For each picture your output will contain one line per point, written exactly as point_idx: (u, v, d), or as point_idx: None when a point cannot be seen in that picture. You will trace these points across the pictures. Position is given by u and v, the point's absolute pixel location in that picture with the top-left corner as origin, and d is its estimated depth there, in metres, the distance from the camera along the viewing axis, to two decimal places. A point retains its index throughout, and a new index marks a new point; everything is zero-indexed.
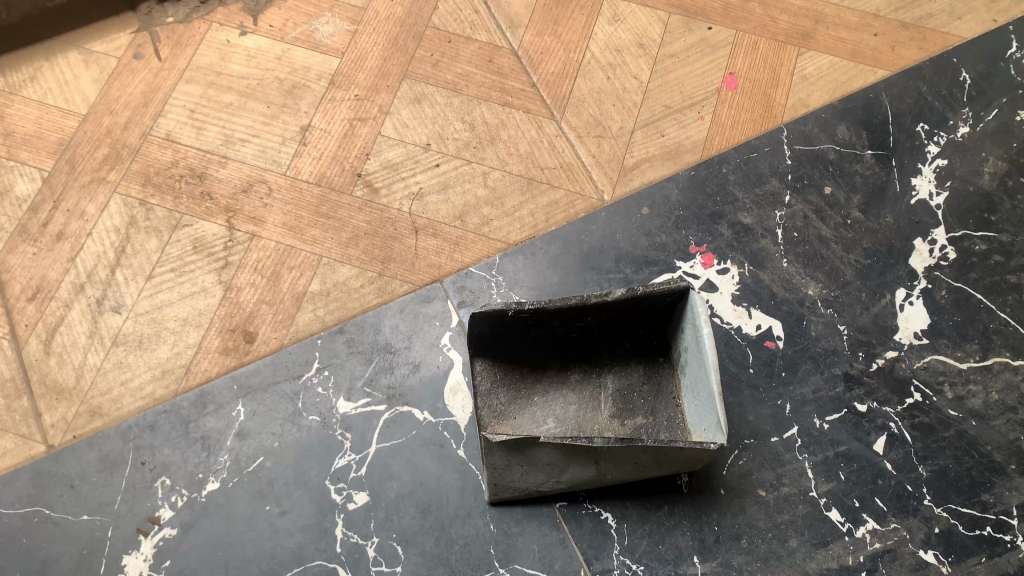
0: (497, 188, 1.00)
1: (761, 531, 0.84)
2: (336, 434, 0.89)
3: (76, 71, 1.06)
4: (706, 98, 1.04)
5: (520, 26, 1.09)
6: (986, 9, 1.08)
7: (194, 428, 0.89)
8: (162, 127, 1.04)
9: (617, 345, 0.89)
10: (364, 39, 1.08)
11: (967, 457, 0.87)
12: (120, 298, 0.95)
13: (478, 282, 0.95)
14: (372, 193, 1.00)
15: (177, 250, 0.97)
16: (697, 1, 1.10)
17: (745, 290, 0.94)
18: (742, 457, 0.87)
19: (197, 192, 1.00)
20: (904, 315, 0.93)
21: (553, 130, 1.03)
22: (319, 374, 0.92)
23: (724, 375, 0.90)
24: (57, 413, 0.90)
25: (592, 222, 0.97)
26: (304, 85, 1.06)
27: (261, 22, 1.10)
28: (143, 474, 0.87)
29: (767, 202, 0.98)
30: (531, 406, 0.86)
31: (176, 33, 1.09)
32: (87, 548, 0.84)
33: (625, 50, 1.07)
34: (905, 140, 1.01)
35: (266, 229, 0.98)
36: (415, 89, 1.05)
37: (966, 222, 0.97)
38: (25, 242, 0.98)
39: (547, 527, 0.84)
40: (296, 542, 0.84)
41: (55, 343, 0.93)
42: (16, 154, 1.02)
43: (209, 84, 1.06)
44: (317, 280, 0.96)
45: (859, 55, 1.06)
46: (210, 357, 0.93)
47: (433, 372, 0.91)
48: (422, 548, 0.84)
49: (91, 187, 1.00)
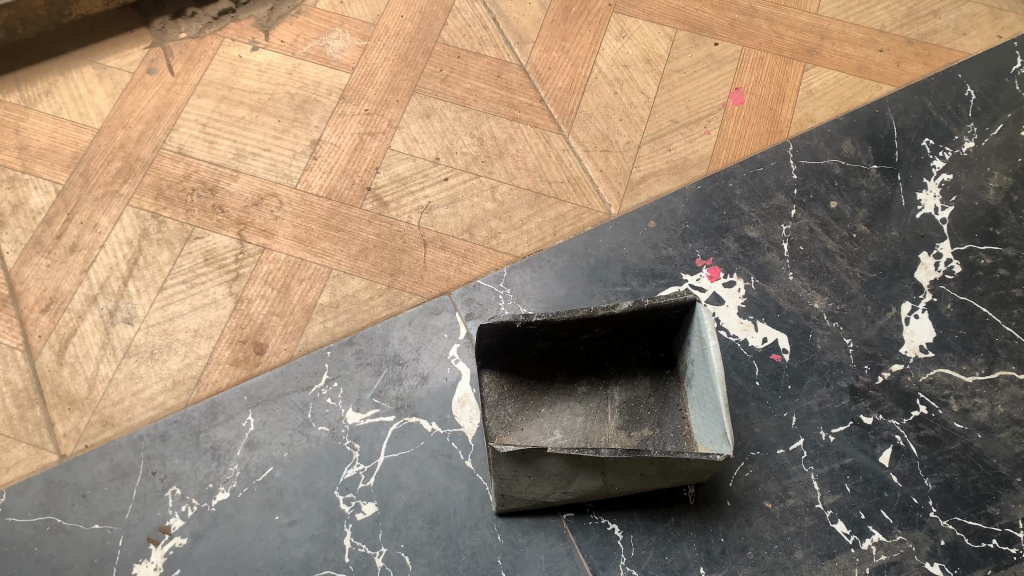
0: (505, 202, 1.01)
1: (767, 543, 0.84)
2: (345, 444, 0.89)
3: (90, 86, 1.08)
4: (712, 113, 1.05)
5: (529, 42, 1.10)
6: (991, 25, 1.09)
7: (204, 438, 0.90)
8: (175, 141, 1.05)
9: (624, 357, 0.90)
10: (374, 55, 1.09)
11: (973, 470, 0.87)
12: (132, 310, 0.96)
13: (486, 294, 0.96)
14: (382, 206, 1.01)
15: (188, 263, 0.99)
16: (703, 18, 1.11)
17: (751, 303, 0.95)
18: (748, 469, 0.87)
19: (209, 205, 1.01)
20: (910, 328, 0.93)
21: (561, 145, 1.04)
22: (328, 386, 0.92)
23: (730, 387, 0.91)
24: (69, 423, 0.91)
25: (599, 235, 0.98)
26: (315, 100, 1.07)
27: (273, 38, 1.11)
28: (154, 483, 0.88)
29: (773, 216, 0.99)
30: (539, 418, 0.87)
31: (189, 49, 1.11)
32: (98, 556, 0.84)
33: (632, 65, 1.08)
34: (911, 155, 1.01)
35: (277, 242, 0.99)
36: (425, 104, 1.06)
37: (971, 236, 0.97)
38: (39, 254, 0.99)
39: (554, 537, 0.85)
40: (304, 552, 0.84)
41: (68, 354, 0.94)
42: (31, 167, 1.03)
43: (221, 98, 1.07)
44: (326, 292, 0.97)
45: (865, 71, 1.07)
46: (220, 368, 0.94)
47: (441, 383, 0.92)
48: (429, 558, 0.84)
49: (105, 200, 1.02)
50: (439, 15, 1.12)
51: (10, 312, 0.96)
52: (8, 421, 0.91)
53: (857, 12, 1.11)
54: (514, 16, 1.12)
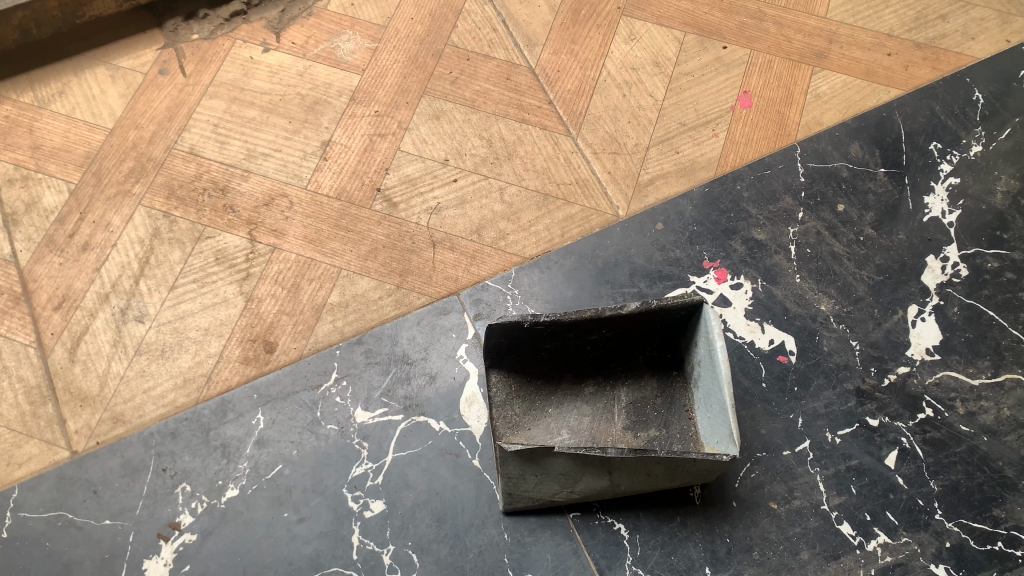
0: (514, 203, 1.02)
1: (773, 543, 0.85)
2: (354, 443, 0.90)
3: (103, 86, 1.09)
4: (720, 116, 1.05)
5: (538, 44, 1.11)
6: (999, 30, 1.09)
7: (214, 436, 0.91)
8: (186, 141, 1.06)
9: (631, 358, 0.90)
10: (385, 57, 1.10)
11: (979, 472, 0.88)
12: (144, 308, 0.97)
13: (494, 295, 0.97)
14: (391, 207, 1.02)
15: (199, 262, 0.99)
16: (712, 21, 1.12)
17: (758, 305, 0.95)
18: (754, 470, 0.88)
19: (220, 205, 1.02)
20: (916, 331, 0.94)
21: (569, 147, 1.05)
22: (337, 385, 0.93)
23: (736, 389, 0.91)
24: (81, 419, 0.92)
25: (607, 237, 0.99)
26: (325, 101, 1.08)
27: (284, 40, 1.12)
28: (164, 480, 0.89)
29: (780, 219, 1.00)
30: (546, 417, 0.88)
31: (201, 50, 1.12)
32: (108, 552, 0.85)
33: (641, 68, 1.09)
34: (918, 159, 1.02)
35: (287, 242, 1.00)
36: (434, 106, 1.07)
37: (978, 240, 0.97)
38: (52, 252, 1.00)
39: (560, 536, 0.85)
40: (313, 549, 0.85)
41: (80, 351, 0.95)
42: (44, 166, 1.04)
43: (232, 99, 1.08)
44: (336, 292, 0.98)
45: (872, 75, 1.07)
46: (230, 366, 0.94)
47: (449, 383, 0.93)
48: (437, 556, 0.85)
49: (117, 199, 1.03)
50: (449, 17, 1.13)
51: (23, 310, 0.97)
52: (21, 417, 0.92)
53: (865, 16, 1.11)
54: (524, 19, 1.12)
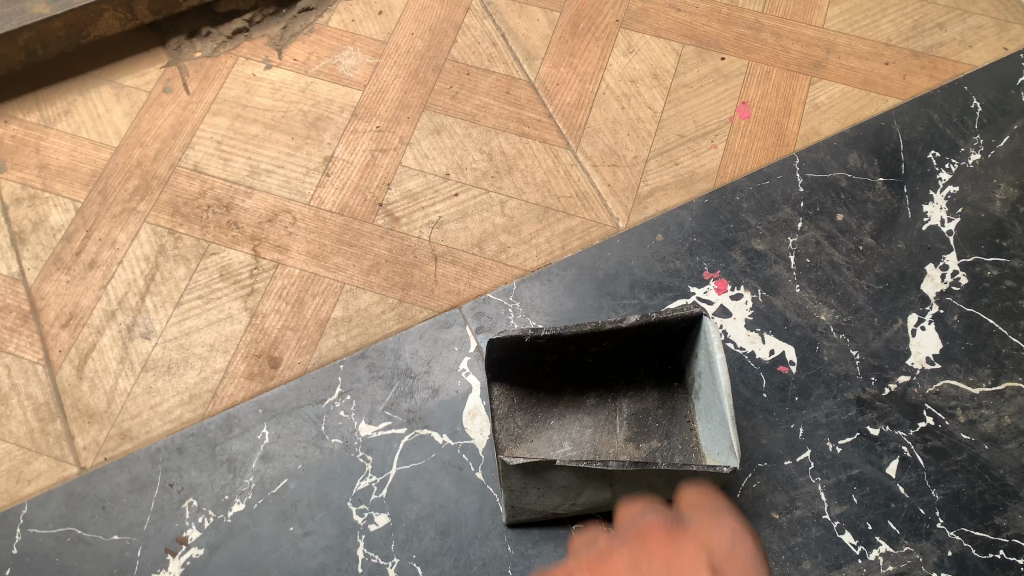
0: (515, 216, 1.03)
1: (775, 553, 0.85)
2: (358, 456, 0.91)
3: (108, 105, 1.10)
4: (719, 127, 1.06)
5: (538, 58, 1.12)
6: (996, 37, 1.09)
7: (220, 451, 0.92)
8: (191, 159, 1.07)
9: (632, 370, 0.91)
10: (385, 73, 1.11)
11: (980, 480, 0.88)
12: (150, 325, 0.98)
13: (496, 308, 0.98)
14: (394, 222, 1.03)
15: (204, 278, 1.01)
16: (709, 32, 1.12)
17: (758, 315, 0.96)
18: (755, 480, 0.88)
19: (224, 222, 1.03)
20: (916, 340, 0.94)
21: (569, 159, 1.05)
22: (341, 399, 0.94)
23: (737, 399, 0.92)
24: (89, 435, 0.93)
25: (607, 249, 1.00)
26: (327, 117, 1.09)
27: (286, 57, 1.13)
28: (171, 495, 0.90)
29: (780, 229, 1.00)
30: (548, 430, 0.89)
31: (204, 68, 1.13)
32: (117, 567, 0.86)
33: (640, 80, 1.09)
34: (917, 167, 1.02)
35: (291, 257, 1.01)
36: (435, 121, 1.08)
37: (977, 248, 0.98)
38: (59, 270, 1.01)
39: (564, 548, 0.86)
40: (319, 562, 0.86)
41: (87, 368, 0.96)
42: (51, 185, 1.06)
43: (235, 116, 1.10)
44: (339, 306, 0.99)
45: (870, 84, 1.08)
46: (236, 382, 0.95)
47: (452, 396, 0.94)
48: (441, 568, 0.86)
49: (123, 217, 1.04)
50: (449, 32, 1.14)
51: (31, 327, 0.98)
52: (30, 434, 0.93)
53: (862, 25, 1.12)
54: (523, 33, 1.13)
